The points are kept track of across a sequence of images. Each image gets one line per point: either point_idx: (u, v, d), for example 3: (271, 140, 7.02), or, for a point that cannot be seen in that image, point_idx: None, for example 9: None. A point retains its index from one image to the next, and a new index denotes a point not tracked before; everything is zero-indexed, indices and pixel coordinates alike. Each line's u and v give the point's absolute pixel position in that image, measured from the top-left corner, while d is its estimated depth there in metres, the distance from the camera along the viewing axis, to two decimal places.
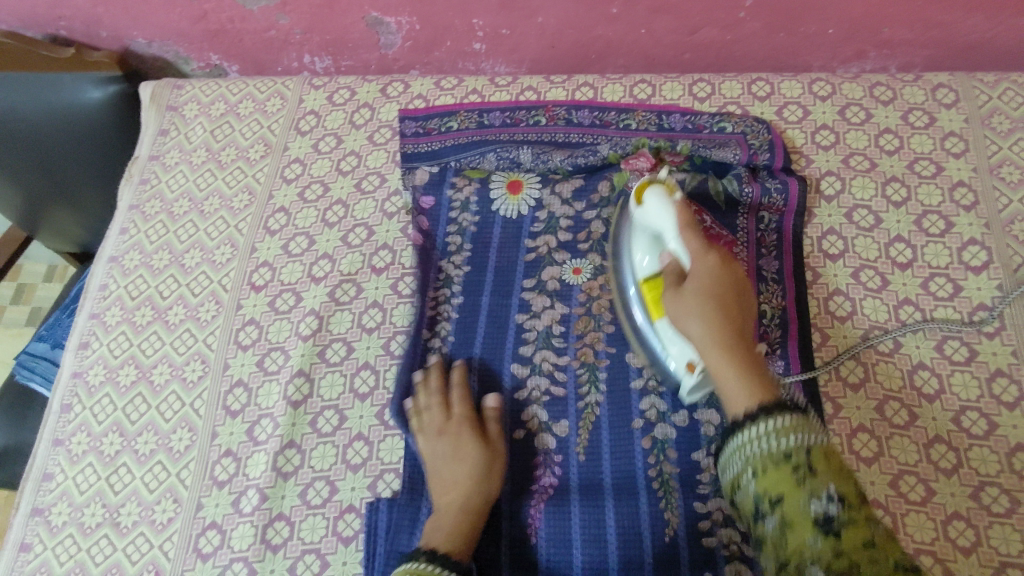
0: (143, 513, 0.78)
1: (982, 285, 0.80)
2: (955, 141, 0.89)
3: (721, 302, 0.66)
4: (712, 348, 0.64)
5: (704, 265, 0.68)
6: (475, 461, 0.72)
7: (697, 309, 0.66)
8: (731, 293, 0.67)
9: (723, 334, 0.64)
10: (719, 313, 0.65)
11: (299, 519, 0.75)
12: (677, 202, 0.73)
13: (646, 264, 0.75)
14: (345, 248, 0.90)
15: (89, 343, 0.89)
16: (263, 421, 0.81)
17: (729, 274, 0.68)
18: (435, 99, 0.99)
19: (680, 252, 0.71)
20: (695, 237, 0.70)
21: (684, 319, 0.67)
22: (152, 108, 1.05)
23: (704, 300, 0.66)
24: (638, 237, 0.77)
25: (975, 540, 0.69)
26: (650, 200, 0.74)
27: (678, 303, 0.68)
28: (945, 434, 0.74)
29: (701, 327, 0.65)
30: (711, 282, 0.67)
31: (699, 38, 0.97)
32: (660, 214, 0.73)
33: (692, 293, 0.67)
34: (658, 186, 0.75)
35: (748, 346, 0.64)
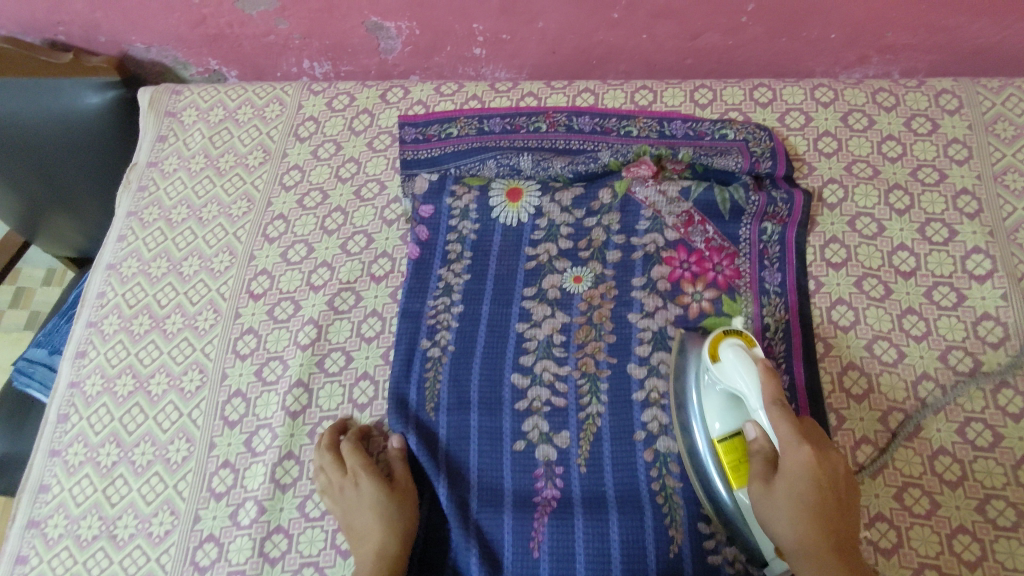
0: (140, 526, 0.77)
1: (986, 294, 0.80)
2: (958, 148, 0.88)
3: (816, 506, 0.61)
4: (805, 568, 0.60)
5: (795, 458, 0.62)
6: (384, 504, 0.72)
7: (790, 517, 0.61)
8: (828, 494, 0.61)
9: (819, 549, 0.59)
10: (817, 521, 0.60)
11: (297, 532, 0.75)
12: (760, 364, 0.66)
13: (718, 427, 0.69)
14: (344, 256, 0.90)
15: (86, 352, 0.89)
16: (261, 432, 0.80)
17: (822, 467, 0.62)
18: (434, 105, 0.99)
19: (769, 428, 0.65)
20: (785, 420, 0.63)
21: (771, 517, 0.62)
22: (150, 114, 1.04)
23: (798, 508, 0.61)
24: (710, 396, 0.70)
25: (980, 554, 0.68)
26: (730, 361, 0.67)
27: (766, 495, 0.63)
28: (950, 445, 0.73)
29: (796, 537, 0.60)
30: (803, 483, 0.61)
31: (701, 44, 0.96)
32: (740, 375, 0.66)
33: (782, 493, 0.62)
34: (731, 339, 0.69)
35: (838, 525, 0.61)
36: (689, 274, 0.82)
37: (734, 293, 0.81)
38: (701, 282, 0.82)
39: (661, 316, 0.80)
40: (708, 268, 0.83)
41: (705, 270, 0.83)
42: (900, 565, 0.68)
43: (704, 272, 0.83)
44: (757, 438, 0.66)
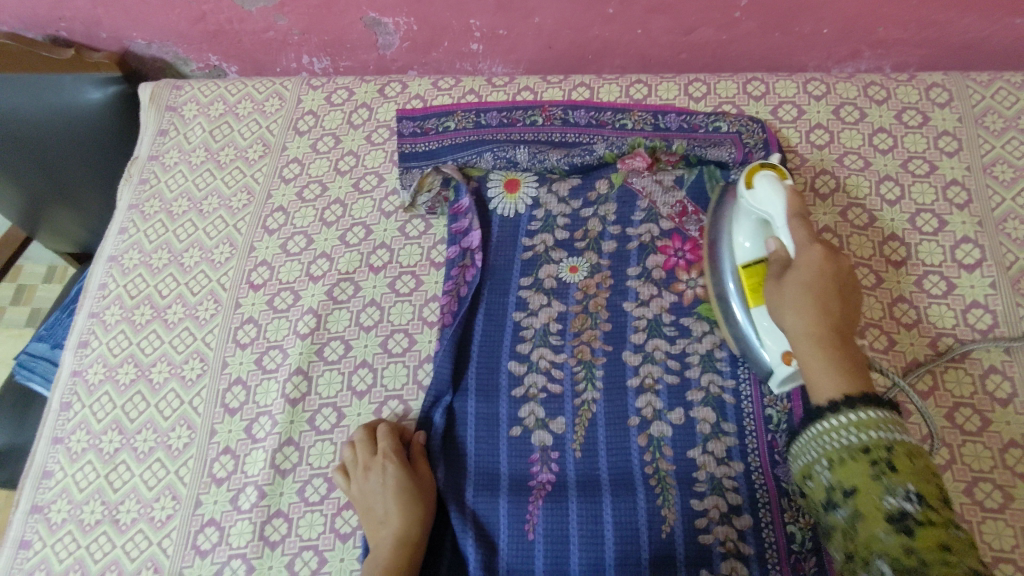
0: (141, 510, 0.78)
1: (975, 282, 0.81)
2: (948, 140, 0.90)
3: (822, 298, 0.62)
4: (808, 337, 0.62)
5: (812, 254, 0.64)
6: (408, 493, 0.73)
7: (797, 303, 0.63)
8: (836, 295, 0.63)
9: (821, 333, 0.61)
10: (823, 309, 0.62)
11: (297, 516, 0.76)
12: (790, 189, 0.69)
13: (745, 249, 0.73)
14: (343, 247, 0.91)
15: (88, 341, 0.90)
16: (261, 419, 0.81)
17: (837, 268, 0.64)
18: (432, 99, 1.00)
19: (787, 239, 0.67)
20: (805, 228, 0.66)
21: (780, 307, 0.64)
22: (151, 109, 1.06)
23: (807, 292, 0.62)
24: (742, 220, 0.74)
25: (968, 535, 0.69)
26: (763, 185, 0.70)
27: (777, 292, 0.65)
28: (939, 429, 0.74)
29: (798, 315, 0.62)
30: (815, 275, 0.63)
31: (695, 38, 0.97)
32: (769, 201, 0.69)
33: (792, 283, 0.64)
34: (766, 172, 0.71)
35: (841, 327, 0.62)
36: (683, 262, 0.84)
37: None
38: (696, 270, 0.83)
39: (655, 304, 0.82)
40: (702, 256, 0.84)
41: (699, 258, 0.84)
42: None
43: (699, 260, 0.84)
44: (777, 252, 0.68)
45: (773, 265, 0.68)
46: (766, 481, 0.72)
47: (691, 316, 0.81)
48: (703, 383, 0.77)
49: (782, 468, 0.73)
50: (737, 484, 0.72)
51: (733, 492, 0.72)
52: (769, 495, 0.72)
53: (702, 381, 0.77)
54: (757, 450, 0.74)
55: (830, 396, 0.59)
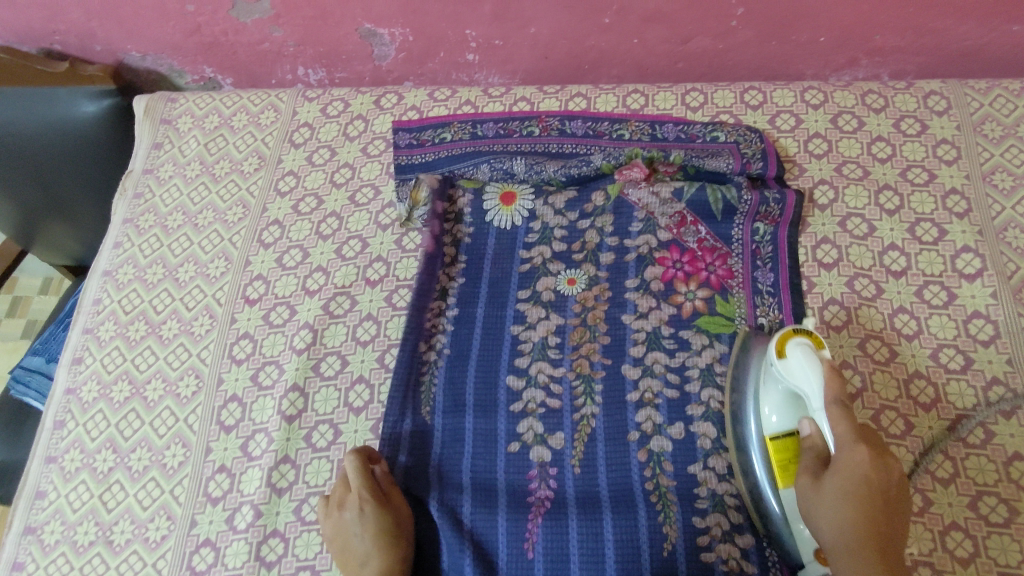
0: (136, 531, 0.78)
1: (976, 292, 0.80)
2: (947, 148, 0.89)
3: (866, 506, 0.61)
4: (848, 563, 0.60)
5: (856, 459, 0.63)
6: (387, 529, 0.71)
7: (837, 510, 0.62)
8: (879, 495, 0.62)
9: (863, 551, 0.60)
10: (861, 519, 0.61)
11: (293, 536, 0.75)
12: (827, 363, 0.67)
13: (773, 423, 0.69)
14: (339, 261, 0.90)
15: (82, 358, 0.89)
16: (257, 437, 0.80)
17: (878, 469, 0.63)
18: (428, 110, 1.00)
19: (827, 429, 0.66)
20: (845, 418, 0.65)
21: (817, 511, 0.63)
22: (145, 122, 1.05)
23: (850, 513, 0.61)
24: (769, 390, 0.70)
25: (973, 551, 0.68)
26: (797, 356, 0.68)
27: (816, 488, 0.64)
28: (942, 442, 0.73)
29: (838, 533, 0.62)
30: (858, 480, 0.62)
31: (692, 48, 0.97)
32: (806, 376, 0.67)
33: (832, 488, 0.63)
34: (799, 337, 0.69)
35: (881, 532, 0.61)
36: (681, 274, 0.83)
37: (726, 293, 0.82)
38: (694, 282, 0.83)
39: (654, 317, 0.81)
40: (700, 268, 0.83)
41: (698, 270, 0.83)
42: None
43: (697, 272, 0.83)
44: (813, 436, 0.67)
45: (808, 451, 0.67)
46: None
47: (690, 330, 0.80)
48: (703, 398, 0.76)
49: None
50: (739, 501, 0.71)
51: (735, 508, 0.71)
52: None
53: (703, 396, 0.76)
54: None
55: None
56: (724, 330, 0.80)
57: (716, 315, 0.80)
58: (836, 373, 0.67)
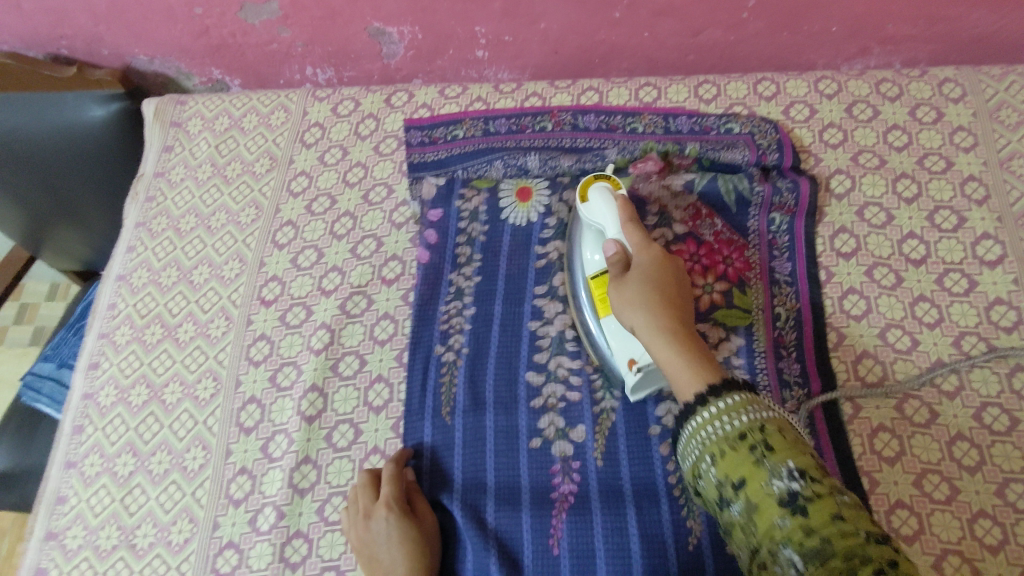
0: (159, 534, 0.77)
1: (997, 279, 0.80)
2: (964, 136, 0.89)
3: (660, 288, 0.68)
4: (651, 331, 0.65)
5: (644, 258, 0.70)
6: (414, 540, 0.71)
7: (639, 297, 0.67)
8: (671, 282, 0.69)
9: (666, 318, 0.65)
10: (659, 300, 0.66)
11: (317, 536, 0.75)
12: (621, 198, 0.76)
13: (594, 260, 0.77)
14: (354, 260, 0.90)
15: (99, 363, 0.89)
16: (277, 437, 0.80)
17: (671, 264, 0.71)
18: (439, 108, 0.99)
19: (625, 243, 0.73)
20: (636, 230, 0.73)
21: (624, 304, 0.68)
22: (156, 125, 1.04)
23: (644, 287, 0.68)
24: (586, 239, 0.79)
25: (1003, 538, 0.68)
26: (595, 195, 0.77)
27: (619, 291, 0.69)
28: (967, 430, 0.73)
29: (641, 310, 0.66)
30: (655, 270, 0.69)
31: (703, 40, 0.96)
32: (604, 212, 0.76)
33: (634, 279, 0.69)
34: (598, 183, 0.78)
35: (678, 314, 0.66)
36: (698, 267, 0.83)
37: (744, 286, 0.82)
38: (712, 275, 0.82)
39: None
40: (718, 261, 0.83)
41: (715, 263, 0.83)
42: (923, 552, 0.69)
43: (714, 265, 0.83)
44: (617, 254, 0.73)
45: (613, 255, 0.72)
46: None
47: (706, 322, 0.80)
48: None
49: None
50: None
51: None
52: None
53: None
54: None
55: (694, 390, 0.57)
56: (740, 323, 0.80)
57: (732, 307, 0.80)
58: (629, 206, 0.76)
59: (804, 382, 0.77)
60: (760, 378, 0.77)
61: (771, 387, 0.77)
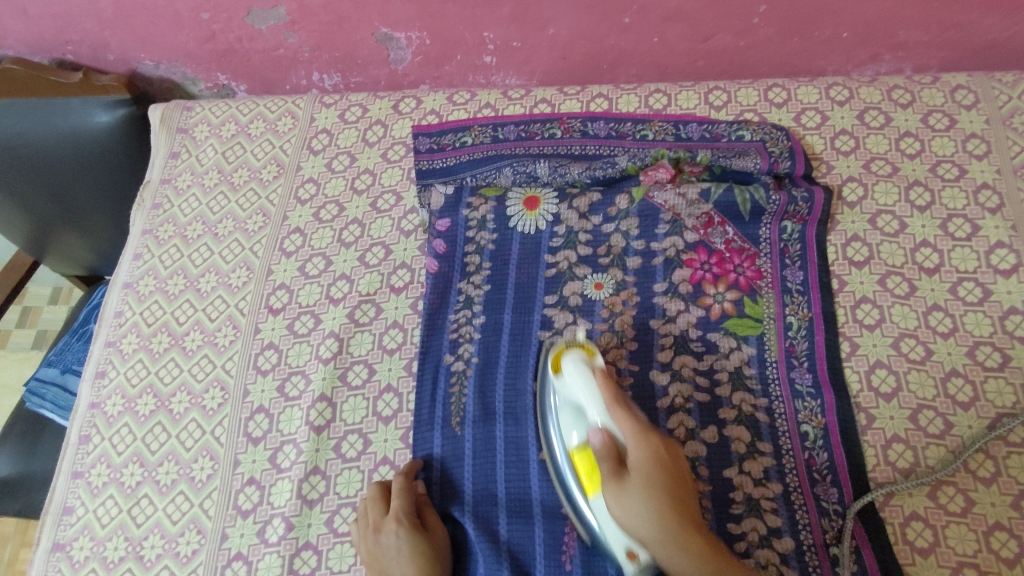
0: (166, 546, 0.77)
1: (1012, 288, 0.79)
2: (976, 143, 0.88)
3: (668, 489, 0.59)
4: (665, 542, 0.57)
5: (644, 454, 0.60)
6: (424, 555, 0.69)
7: (646, 502, 0.58)
8: (671, 467, 0.61)
9: (679, 523, 0.58)
10: (672, 506, 0.58)
11: (326, 548, 0.74)
12: (600, 373, 0.68)
13: (573, 436, 0.68)
14: (363, 268, 0.89)
15: (105, 372, 0.88)
16: (286, 448, 0.79)
17: (666, 446, 0.62)
18: (447, 114, 0.98)
19: (614, 427, 0.64)
20: (626, 417, 0.63)
21: (632, 520, 0.58)
22: (162, 131, 1.04)
23: (652, 496, 0.58)
24: (560, 409, 0.70)
25: (1019, 551, 0.67)
26: (569, 368, 0.69)
27: (620, 499, 0.59)
28: (982, 442, 0.72)
29: (654, 529, 0.57)
30: (657, 470, 0.60)
31: (713, 46, 0.96)
32: (584, 387, 0.67)
33: (636, 486, 0.59)
34: (573, 355, 0.70)
35: (691, 513, 0.59)
36: (709, 276, 0.83)
37: (755, 295, 0.82)
38: (723, 284, 0.82)
39: (683, 320, 0.81)
40: (729, 269, 0.83)
41: (726, 272, 0.83)
42: (938, 565, 0.68)
43: (725, 273, 0.83)
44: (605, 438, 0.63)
45: (606, 465, 0.61)
46: (806, 503, 0.71)
47: (717, 331, 0.80)
48: (735, 402, 0.76)
49: (823, 486, 0.72)
50: (775, 505, 0.71)
51: (772, 513, 0.71)
52: (810, 517, 0.71)
53: (735, 400, 0.77)
54: (795, 469, 0.73)
55: None
56: (751, 332, 0.80)
57: (743, 317, 0.80)
58: (610, 383, 0.67)
59: (816, 393, 0.76)
60: (772, 388, 0.77)
61: (783, 398, 0.77)
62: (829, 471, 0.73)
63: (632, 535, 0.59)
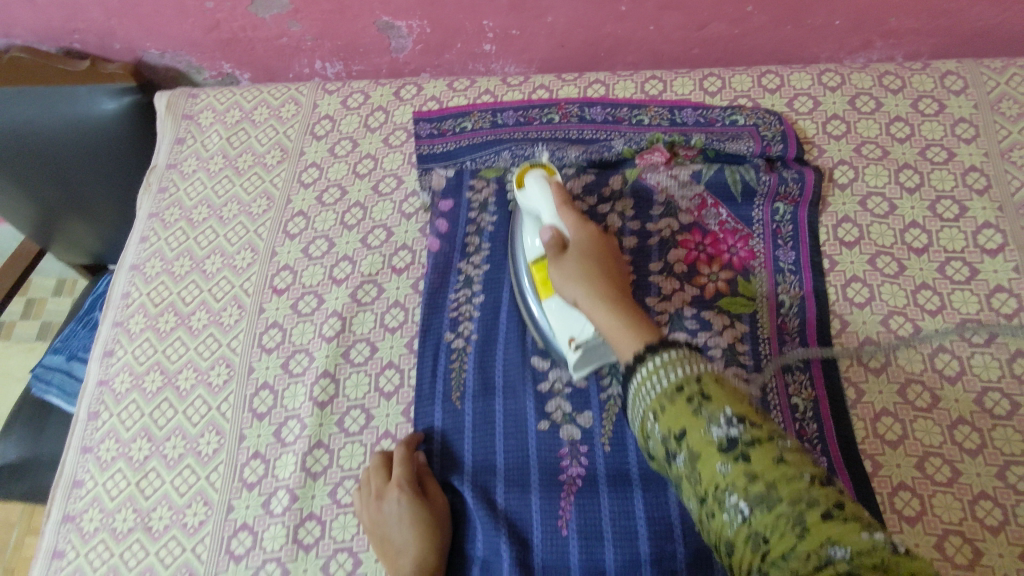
0: (174, 517, 0.79)
1: (998, 267, 0.81)
2: (965, 127, 0.90)
3: (597, 268, 0.69)
4: (590, 296, 0.67)
5: (580, 241, 0.72)
6: (425, 522, 0.72)
7: (577, 267, 0.69)
8: (603, 257, 0.71)
9: (600, 279, 0.68)
10: (597, 274, 0.69)
11: (329, 518, 0.76)
12: (554, 184, 0.77)
13: (532, 246, 0.78)
14: (365, 249, 0.91)
15: (113, 350, 0.90)
16: (290, 422, 0.81)
17: (602, 241, 0.73)
18: (447, 100, 1.01)
19: (560, 223, 0.74)
20: (570, 211, 0.74)
21: (564, 280, 0.69)
22: (168, 118, 1.06)
23: (582, 263, 0.69)
24: (523, 223, 0.81)
25: (1003, 519, 0.69)
26: (529, 182, 0.78)
27: (557, 266, 0.70)
28: (968, 415, 0.74)
29: (580, 283, 0.68)
30: (589, 246, 0.71)
31: (708, 33, 0.98)
32: (538, 195, 0.77)
33: (572, 257, 0.70)
34: (532, 171, 0.79)
35: (615, 281, 0.69)
36: (703, 256, 0.85)
37: (748, 274, 0.84)
38: (717, 264, 0.84)
39: (678, 298, 0.83)
40: (722, 249, 0.85)
41: (720, 252, 0.85)
42: (925, 532, 0.70)
43: (719, 253, 0.85)
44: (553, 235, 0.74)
45: (548, 242, 0.73)
46: None
47: (711, 309, 0.82)
48: (728, 377, 0.77)
49: (813, 456, 0.74)
50: None
51: None
52: None
53: (728, 374, 0.78)
54: None
55: (635, 350, 0.59)
56: (744, 310, 0.82)
57: (737, 295, 0.82)
58: (563, 192, 0.77)
59: (806, 367, 0.79)
60: (764, 364, 0.79)
61: (774, 373, 0.78)
62: (819, 442, 0.75)
63: (567, 300, 0.70)
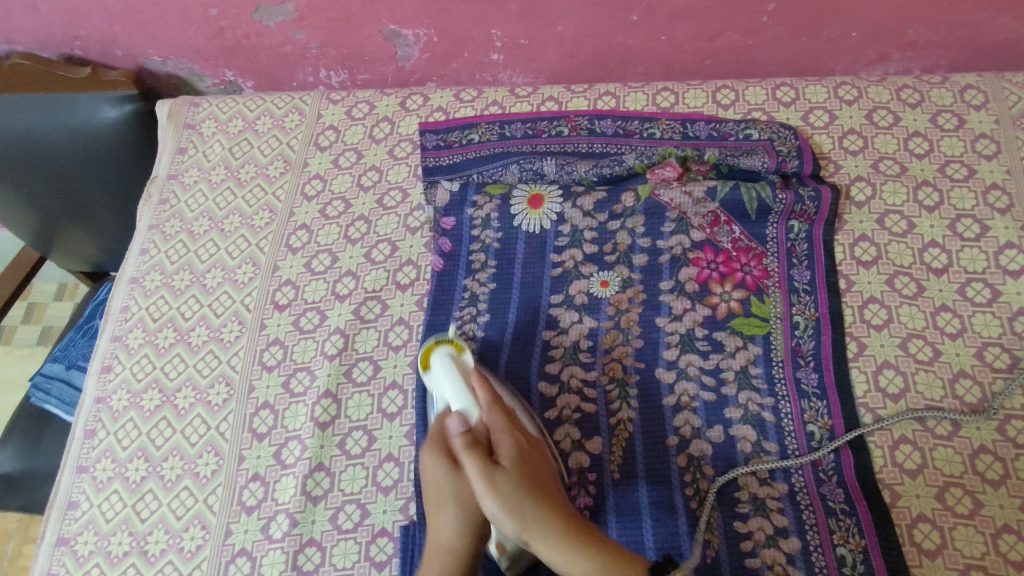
0: (171, 541, 0.76)
1: (1021, 289, 0.79)
2: (986, 143, 0.88)
3: (530, 466, 0.64)
4: (546, 540, 0.60)
5: (506, 445, 0.64)
6: (474, 522, 0.64)
7: (516, 490, 0.61)
8: (537, 471, 0.64)
9: (547, 515, 0.61)
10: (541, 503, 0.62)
11: (330, 545, 0.74)
12: (464, 361, 0.74)
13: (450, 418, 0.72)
14: (369, 265, 0.89)
15: (111, 366, 0.88)
16: (291, 444, 0.79)
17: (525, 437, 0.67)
18: (454, 111, 0.98)
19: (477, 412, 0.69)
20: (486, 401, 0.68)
21: (505, 509, 0.61)
22: (169, 127, 1.04)
23: (520, 483, 0.62)
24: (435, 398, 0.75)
25: None
26: (438, 362, 0.73)
27: (493, 487, 0.61)
28: (991, 443, 0.72)
29: (525, 512, 0.61)
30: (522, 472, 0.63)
31: (721, 44, 0.95)
32: (447, 376, 0.72)
33: (506, 474, 0.62)
34: (441, 349, 0.75)
35: (552, 486, 0.64)
36: (716, 275, 0.82)
37: (762, 294, 0.81)
38: (730, 283, 0.82)
39: (689, 319, 0.81)
40: (736, 268, 0.82)
41: (733, 271, 0.82)
42: (945, 567, 0.67)
43: (732, 273, 0.82)
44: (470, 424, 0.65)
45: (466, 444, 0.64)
46: (812, 504, 0.71)
47: (724, 330, 0.80)
48: (741, 401, 0.76)
49: (828, 486, 0.72)
50: (782, 505, 0.71)
51: (779, 512, 0.70)
52: (817, 517, 0.70)
53: (741, 398, 0.76)
54: (801, 470, 0.73)
55: None
56: (757, 332, 0.79)
57: (750, 316, 0.80)
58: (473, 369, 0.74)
59: (821, 394, 0.76)
60: (778, 388, 0.77)
61: (789, 398, 0.76)
62: (835, 472, 0.72)
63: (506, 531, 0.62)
